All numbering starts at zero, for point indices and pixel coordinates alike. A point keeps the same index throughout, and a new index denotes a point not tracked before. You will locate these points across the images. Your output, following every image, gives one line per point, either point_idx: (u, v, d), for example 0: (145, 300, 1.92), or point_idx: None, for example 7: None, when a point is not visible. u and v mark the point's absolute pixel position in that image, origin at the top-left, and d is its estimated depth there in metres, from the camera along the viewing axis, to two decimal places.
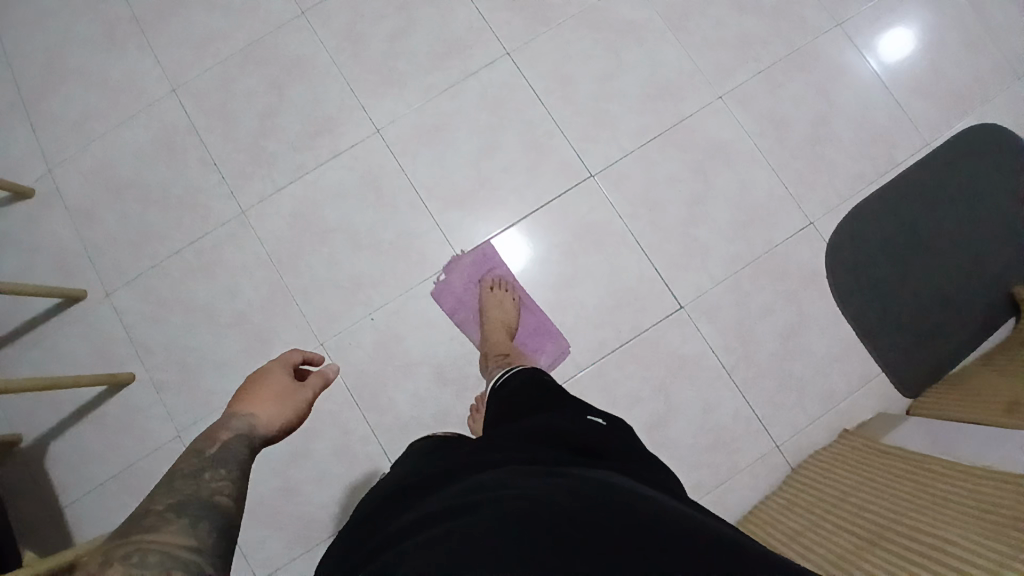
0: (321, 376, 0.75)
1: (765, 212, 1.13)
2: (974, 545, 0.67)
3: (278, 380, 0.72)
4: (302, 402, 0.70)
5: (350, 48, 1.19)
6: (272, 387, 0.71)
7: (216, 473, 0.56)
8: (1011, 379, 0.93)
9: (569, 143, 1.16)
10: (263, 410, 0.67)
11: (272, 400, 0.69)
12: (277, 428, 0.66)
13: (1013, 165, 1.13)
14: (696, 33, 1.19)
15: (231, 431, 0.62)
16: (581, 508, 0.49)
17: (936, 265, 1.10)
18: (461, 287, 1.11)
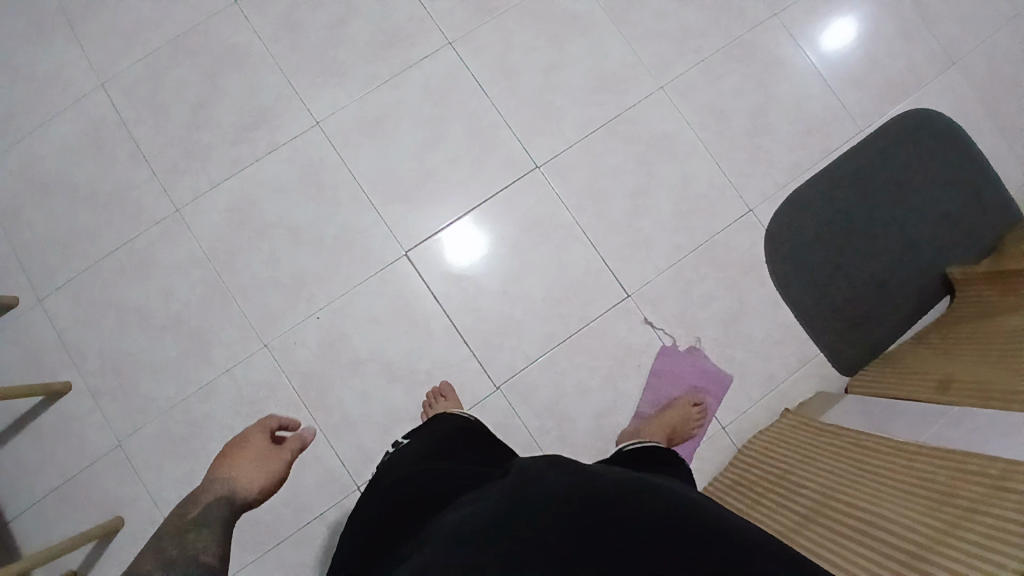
0: (299, 440, 0.88)
1: (709, 200, 1.14)
2: (904, 516, 0.71)
3: (260, 445, 0.85)
4: (279, 466, 0.81)
5: (286, 39, 1.16)
6: (253, 453, 0.83)
7: (199, 533, 0.63)
8: (941, 358, 0.96)
9: (514, 135, 1.15)
10: (246, 474, 0.77)
11: (254, 461, 0.81)
12: (256, 490, 0.76)
13: (941, 151, 1.17)
14: (638, 23, 1.19)
15: (214, 492, 0.72)
16: (568, 504, 0.54)
17: (872, 249, 1.13)
18: (682, 376, 1.09)
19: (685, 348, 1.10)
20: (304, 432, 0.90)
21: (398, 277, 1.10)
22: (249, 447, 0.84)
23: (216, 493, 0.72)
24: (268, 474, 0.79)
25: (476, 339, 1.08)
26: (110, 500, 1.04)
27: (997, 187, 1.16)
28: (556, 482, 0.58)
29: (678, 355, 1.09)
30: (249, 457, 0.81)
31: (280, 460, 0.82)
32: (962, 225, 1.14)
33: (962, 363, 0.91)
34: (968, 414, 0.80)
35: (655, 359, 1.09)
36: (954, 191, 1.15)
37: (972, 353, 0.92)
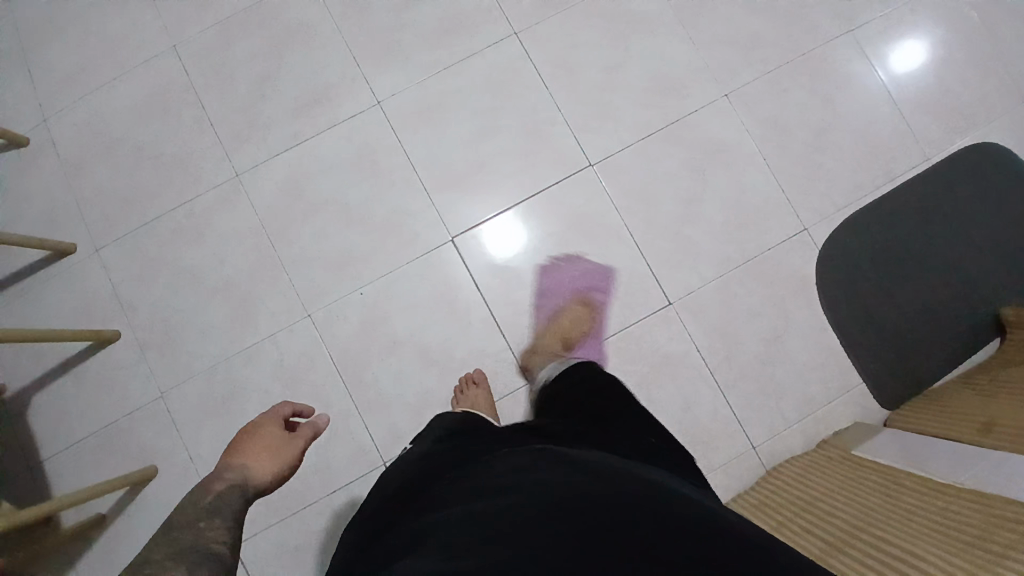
0: (314, 426, 0.74)
1: (762, 216, 1.12)
2: (933, 554, 0.70)
3: (271, 435, 0.71)
4: (295, 454, 0.70)
5: (355, 16, 1.17)
6: (262, 444, 0.69)
7: (211, 522, 0.57)
8: (986, 400, 0.94)
9: (571, 131, 1.15)
10: (256, 471, 0.65)
11: (265, 454, 0.68)
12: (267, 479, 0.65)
13: (1010, 187, 1.13)
14: (707, 29, 1.18)
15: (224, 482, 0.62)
16: (603, 486, 0.54)
17: (925, 280, 1.10)
18: (563, 283, 1.11)
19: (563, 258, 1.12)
20: (318, 416, 0.75)
21: (442, 262, 1.11)
22: (256, 440, 0.70)
23: (225, 483, 0.62)
24: (276, 471, 0.67)
25: (514, 332, 1.09)
26: (148, 450, 1.08)
27: None
28: (586, 469, 0.57)
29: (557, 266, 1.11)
30: (267, 440, 0.70)
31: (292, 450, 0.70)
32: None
33: (1008, 408, 0.89)
34: (1009, 458, 0.78)
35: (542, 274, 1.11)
36: (1019, 230, 1.12)
37: (1019, 398, 0.90)
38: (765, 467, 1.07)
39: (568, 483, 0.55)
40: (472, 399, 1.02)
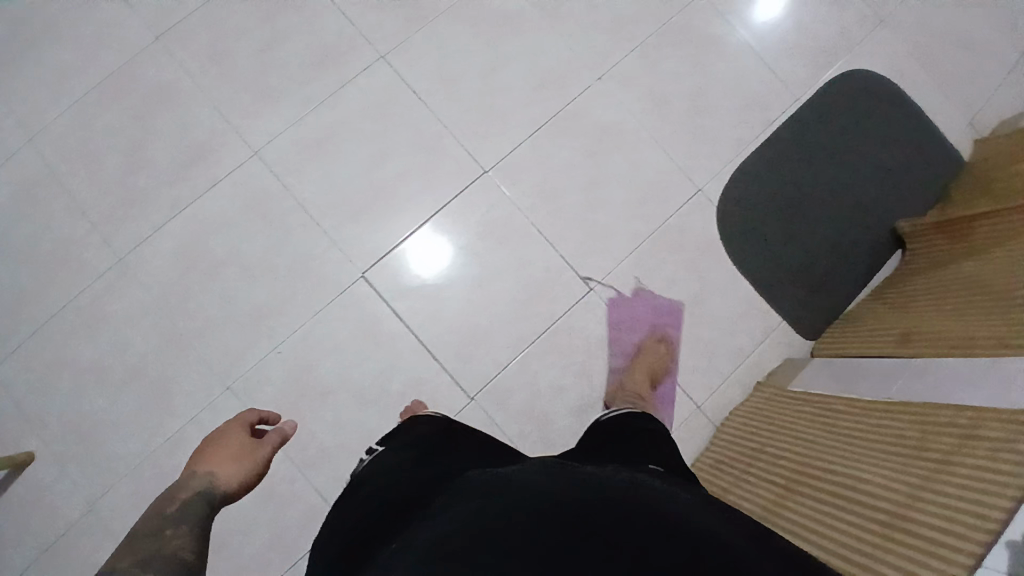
0: (279, 433, 0.72)
1: (659, 187, 1.14)
2: (882, 468, 0.73)
3: (236, 439, 0.71)
4: (261, 459, 0.69)
5: (213, 69, 1.12)
6: (224, 450, 0.69)
7: (177, 530, 0.58)
8: (899, 311, 0.99)
9: (460, 142, 1.12)
10: (224, 471, 0.66)
11: (231, 461, 0.67)
12: (235, 483, 0.65)
13: (879, 112, 1.21)
14: (573, 16, 1.16)
15: (193, 489, 0.63)
16: (588, 499, 0.52)
17: (818, 215, 1.16)
18: (639, 319, 1.10)
19: (631, 290, 1.11)
20: (284, 424, 0.72)
21: (358, 300, 1.07)
22: (226, 441, 0.71)
23: (195, 490, 0.63)
24: (245, 471, 0.67)
25: (445, 352, 1.06)
26: (88, 569, 0.99)
27: (932, 141, 1.22)
28: (579, 485, 0.55)
29: (626, 298, 1.11)
30: (224, 454, 0.68)
31: (260, 456, 0.69)
32: (902, 181, 1.19)
33: (923, 315, 0.93)
34: (930, 364, 0.82)
35: (610, 310, 1.10)
36: (893, 150, 1.20)
37: (931, 304, 0.94)
38: (714, 423, 1.09)
39: (551, 491, 0.54)
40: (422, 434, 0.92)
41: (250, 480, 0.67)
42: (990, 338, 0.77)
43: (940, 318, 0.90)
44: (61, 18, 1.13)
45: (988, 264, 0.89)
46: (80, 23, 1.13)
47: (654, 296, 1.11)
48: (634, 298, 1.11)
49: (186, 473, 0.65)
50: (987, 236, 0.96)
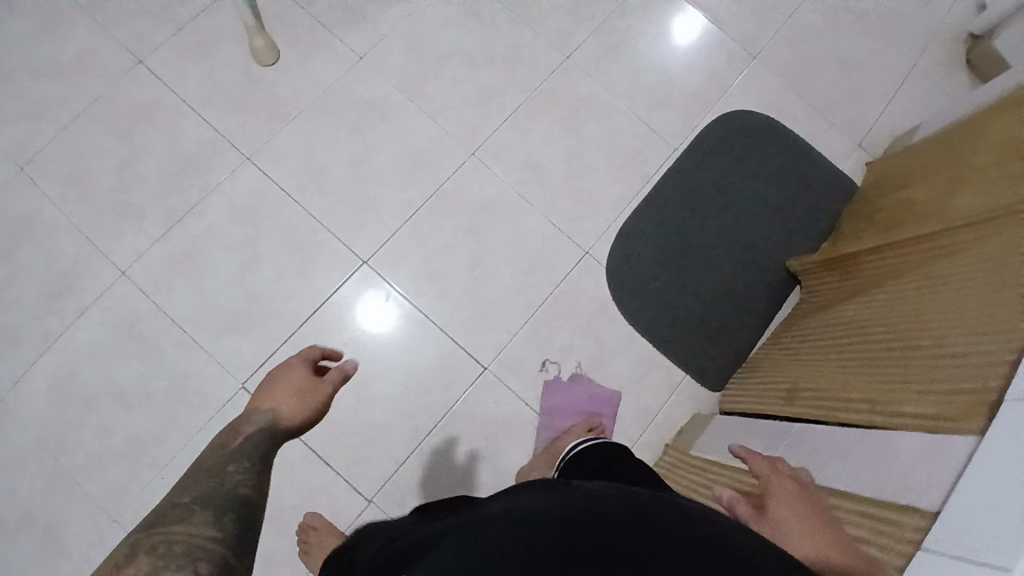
0: (341, 372, 0.80)
1: (545, 254, 1.12)
2: None
3: (302, 375, 0.82)
4: (320, 400, 0.78)
5: (77, 194, 1.09)
6: (292, 388, 0.79)
7: (237, 467, 0.66)
8: (792, 360, 0.97)
9: (336, 234, 1.09)
10: (286, 407, 0.77)
11: (292, 396, 0.78)
12: (298, 421, 0.76)
13: (757, 150, 1.19)
14: (438, 95, 1.15)
15: (255, 425, 0.73)
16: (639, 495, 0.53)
17: (710, 262, 1.13)
18: (572, 406, 1.06)
19: (570, 377, 1.08)
20: (344, 363, 0.80)
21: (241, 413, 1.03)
22: (291, 378, 0.81)
23: (260, 425, 0.73)
24: (306, 410, 0.77)
25: (337, 455, 1.02)
26: None
27: (821, 168, 1.20)
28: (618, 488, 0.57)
29: (562, 383, 1.07)
30: (288, 390, 0.79)
31: (318, 396, 0.79)
32: (793, 218, 1.17)
33: (813, 365, 0.90)
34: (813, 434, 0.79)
35: (546, 395, 1.07)
36: (779, 185, 1.18)
37: (820, 353, 0.91)
38: None
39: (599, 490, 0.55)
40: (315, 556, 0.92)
41: (315, 413, 0.78)
42: (868, 398, 0.75)
43: (829, 365, 0.87)
44: None
45: (872, 311, 0.87)
46: None
47: (595, 385, 1.07)
48: (571, 384, 1.07)
49: (252, 410, 0.77)
50: (874, 271, 0.93)
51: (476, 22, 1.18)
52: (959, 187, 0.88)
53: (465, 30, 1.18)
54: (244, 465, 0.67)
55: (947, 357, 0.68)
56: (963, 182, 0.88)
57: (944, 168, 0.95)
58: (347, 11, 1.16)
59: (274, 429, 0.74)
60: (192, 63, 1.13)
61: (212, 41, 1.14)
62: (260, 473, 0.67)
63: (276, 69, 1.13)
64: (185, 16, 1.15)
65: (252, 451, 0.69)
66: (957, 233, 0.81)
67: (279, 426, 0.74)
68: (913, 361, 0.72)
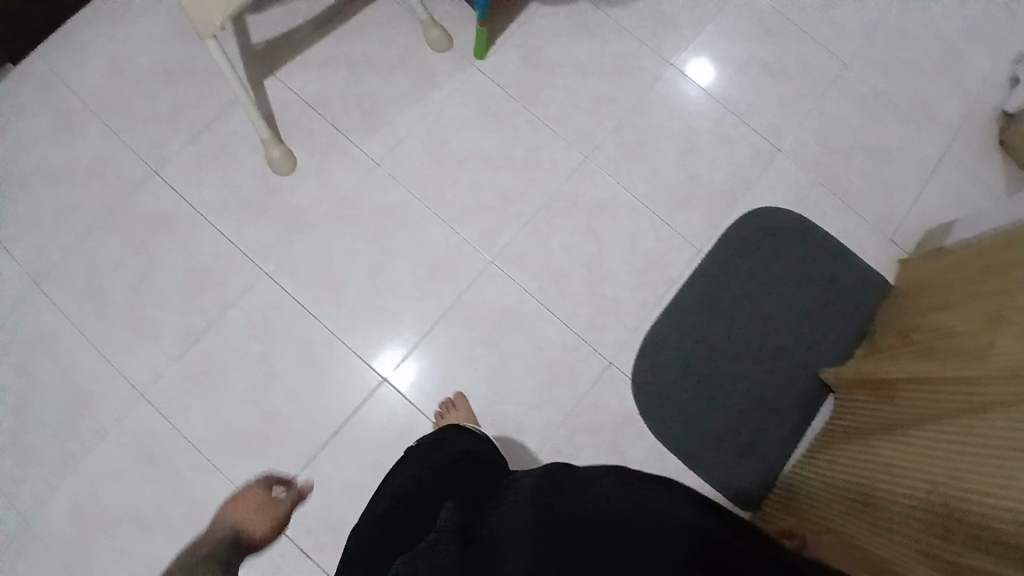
0: (296, 491, 1.01)
1: (568, 365, 1.08)
2: None
3: (257, 498, 0.98)
4: (278, 517, 0.98)
5: (93, 309, 1.06)
6: (253, 505, 0.97)
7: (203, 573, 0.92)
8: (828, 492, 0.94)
9: (352, 349, 1.06)
10: (248, 520, 0.96)
11: (254, 517, 0.97)
12: (259, 535, 0.97)
13: (785, 248, 1.15)
14: (456, 200, 1.13)
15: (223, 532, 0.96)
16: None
17: (738, 371, 1.09)
18: None
19: None
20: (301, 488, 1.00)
21: None
22: (246, 499, 0.98)
23: (224, 534, 0.95)
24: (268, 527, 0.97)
25: None
26: None
27: (853, 266, 1.16)
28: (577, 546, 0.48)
29: None
30: (253, 507, 0.97)
31: (278, 512, 0.98)
32: (825, 322, 1.12)
33: (849, 506, 0.88)
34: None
35: None
36: (808, 286, 1.14)
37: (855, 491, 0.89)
38: None
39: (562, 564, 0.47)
40: None
41: (269, 528, 0.98)
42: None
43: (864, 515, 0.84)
44: None
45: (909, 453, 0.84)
46: None
47: None
48: None
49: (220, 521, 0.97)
50: (913, 406, 0.89)
51: (493, 124, 1.17)
52: (997, 322, 0.85)
53: (483, 133, 1.16)
54: (213, 560, 0.93)
55: (980, 544, 0.65)
56: (1002, 319, 0.84)
57: (982, 291, 0.92)
58: (363, 115, 1.14)
59: (239, 538, 0.96)
60: (209, 173, 1.11)
61: (228, 148, 1.12)
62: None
63: (293, 178, 1.11)
64: (201, 123, 1.13)
65: (221, 546, 0.94)
66: (989, 379, 0.78)
67: (241, 538, 0.96)
68: (950, 539, 0.69)
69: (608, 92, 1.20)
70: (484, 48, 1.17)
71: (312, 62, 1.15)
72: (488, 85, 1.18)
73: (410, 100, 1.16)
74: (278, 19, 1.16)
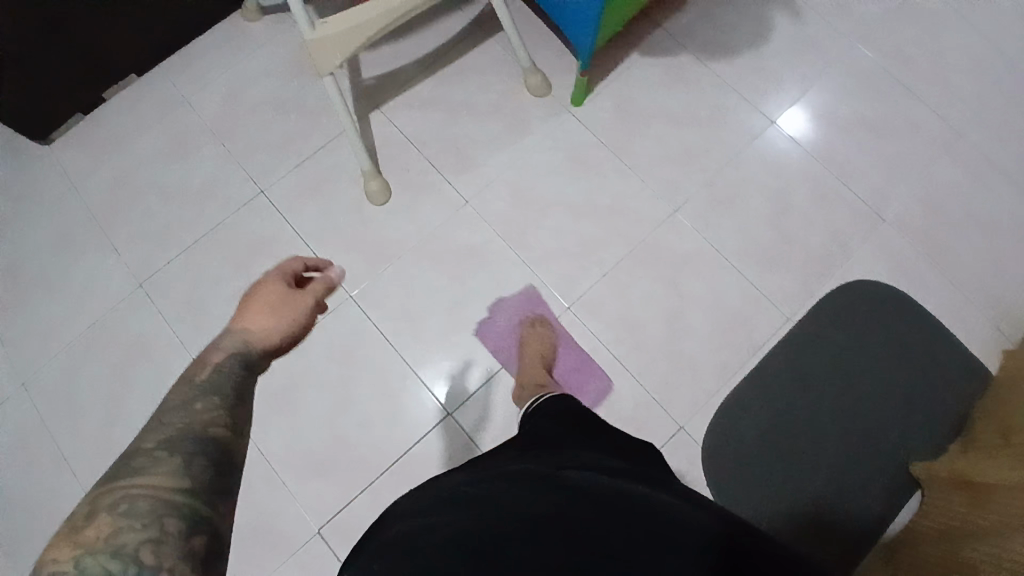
0: (325, 283, 0.62)
1: (638, 422, 1.06)
2: None
3: (275, 289, 0.60)
4: (295, 313, 0.59)
5: (190, 317, 1.12)
6: (270, 299, 0.59)
7: (181, 409, 0.48)
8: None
9: (425, 381, 1.08)
10: (261, 322, 0.57)
11: (264, 311, 0.58)
12: (280, 339, 0.57)
13: (881, 325, 1.09)
14: (540, 244, 1.14)
15: (228, 349, 0.54)
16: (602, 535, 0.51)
17: (819, 450, 1.04)
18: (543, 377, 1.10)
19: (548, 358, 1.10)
20: (329, 272, 0.63)
21: (315, 560, 1.01)
22: (265, 289, 0.60)
23: (229, 352, 0.53)
24: (284, 325, 0.58)
25: None
26: None
27: (957, 353, 1.08)
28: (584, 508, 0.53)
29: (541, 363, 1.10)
30: (271, 297, 0.59)
31: (296, 311, 0.59)
32: (917, 408, 1.05)
33: None
34: None
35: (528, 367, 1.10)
36: (905, 368, 1.07)
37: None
38: None
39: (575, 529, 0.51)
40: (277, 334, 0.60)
41: (296, 335, 0.59)
42: None
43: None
44: (52, 268, 1.15)
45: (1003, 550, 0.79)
46: (68, 271, 1.14)
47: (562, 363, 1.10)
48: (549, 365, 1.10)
49: (228, 329, 0.56)
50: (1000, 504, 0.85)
51: (583, 170, 1.17)
52: None
53: (573, 179, 1.17)
54: (218, 401, 0.49)
55: None
56: None
57: None
58: (458, 153, 1.17)
59: (247, 356, 0.54)
60: (307, 197, 1.17)
61: (328, 175, 1.17)
62: (229, 412, 0.49)
63: (386, 209, 1.15)
64: (306, 149, 1.19)
65: (224, 383, 0.51)
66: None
67: (252, 353, 0.55)
68: None
69: (703, 147, 1.19)
70: (582, 95, 1.19)
71: (415, 99, 1.20)
72: (582, 132, 1.19)
73: (505, 142, 1.18)
74: (388, 55, 1.21)
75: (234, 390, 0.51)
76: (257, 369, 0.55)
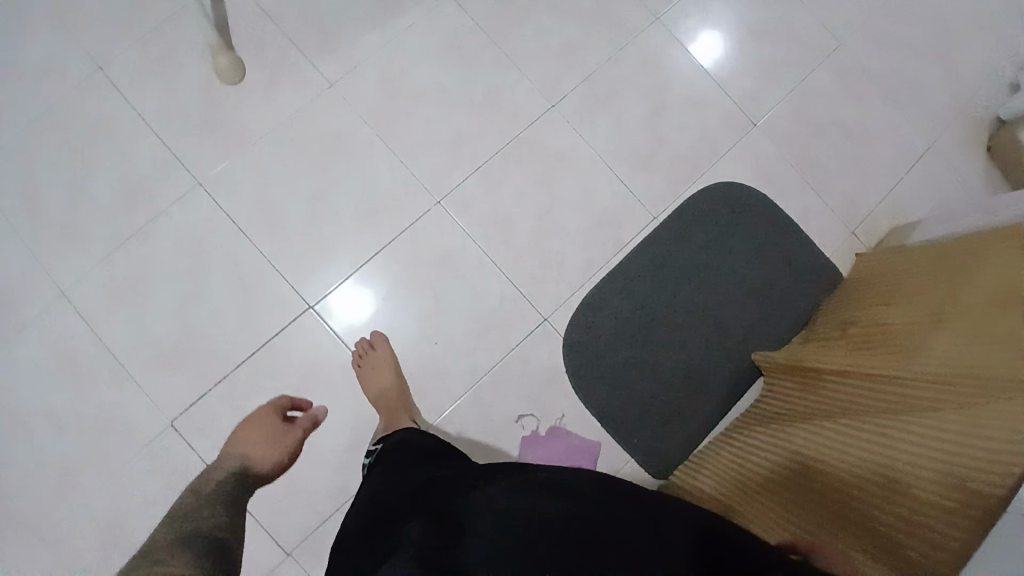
0: (310, 419, 0.96)
1: (502, 316, 1.06)
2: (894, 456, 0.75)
3: (269, 426, 0.94)
4: (290, 444, 0.93)
5: (25, 205, 1.03)
6: (265, 432, 0.93)
7: (214, 510, 0.83)
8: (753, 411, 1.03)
9: (284, 274, 1.04)
10: (257, 450, 0.92)
11: (265, 442, 0.93)
12: (269, 464, 0.92)
13: (742, 227, 1.12)
14: (410, 135, 1.09)
15: (229, 468, 0.90)
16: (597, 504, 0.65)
17: (673, 343, 1.08)
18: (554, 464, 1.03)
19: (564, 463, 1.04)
20: (316, 411, 0.97)
21: (167, 452, 0.98)
22: (259, 427, 0.94)
23: (229, 469, 0.90)
24: (277, 456, 0.92)
25: (256, 501, 0.98)
26: None
27: (810, 256, 1.13)
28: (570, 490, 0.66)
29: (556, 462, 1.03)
30: (259, 436, 0.93)
31: (288, 443, 0.93)
32: (767, 305, 1.10)
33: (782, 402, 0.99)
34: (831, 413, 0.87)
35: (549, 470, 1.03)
36: (760, 267, 1.11)
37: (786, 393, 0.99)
38: None
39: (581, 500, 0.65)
40: (257, 442, 0.92)
41: (281, 457, 0.93)
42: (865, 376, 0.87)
43: (766, 504, 0.86)
44: None
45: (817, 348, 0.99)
46: None
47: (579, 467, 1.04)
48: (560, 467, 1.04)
49: (229, 450, 0.93)
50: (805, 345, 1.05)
51: (457, 57, 1.11)
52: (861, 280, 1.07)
53: (446, 67, 1.11)
54: (219, 508, 0.83)
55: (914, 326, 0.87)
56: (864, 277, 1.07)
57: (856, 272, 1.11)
58: (322, 32, 1.09)
59: (242, 476, 0.90)
60: (155, 76, 1.07)
61: (177, 52, 1.07)
62: (232, 517, 0.83)
63: (240, 89, 1.07)
64: (151, 23, 1.08)
65: (222, 496, 0.86)
66: (919, 387, 0.78)
67: (246, 472, 0.90)
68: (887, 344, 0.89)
69: (584, 40, 1.15)
70: None
71: None
72: (459, 17, 1.12)
73: (373, 23, 1.10)
74: None
75: (228, 499, 0.86)
76: (245, 488, 0.89)
